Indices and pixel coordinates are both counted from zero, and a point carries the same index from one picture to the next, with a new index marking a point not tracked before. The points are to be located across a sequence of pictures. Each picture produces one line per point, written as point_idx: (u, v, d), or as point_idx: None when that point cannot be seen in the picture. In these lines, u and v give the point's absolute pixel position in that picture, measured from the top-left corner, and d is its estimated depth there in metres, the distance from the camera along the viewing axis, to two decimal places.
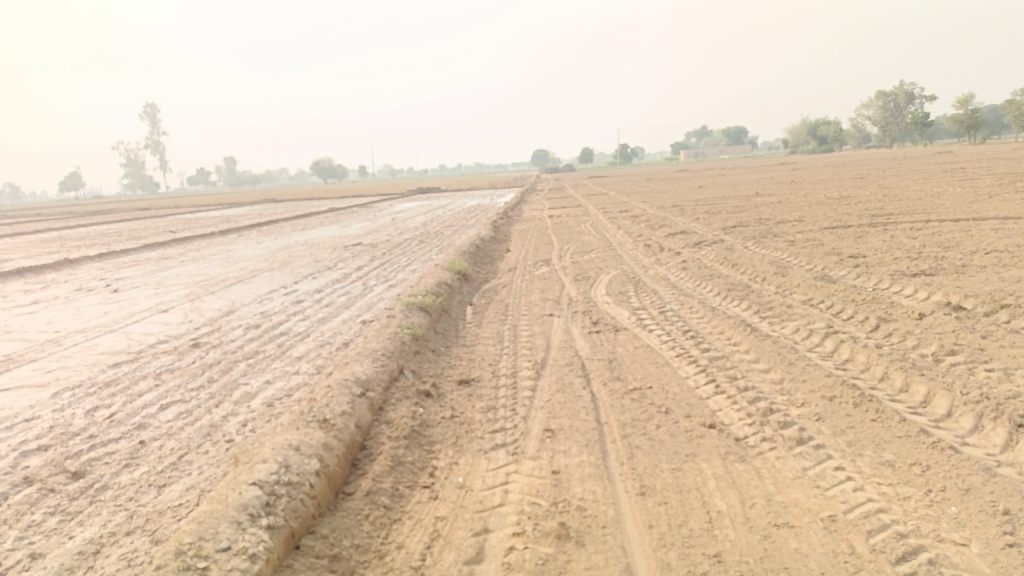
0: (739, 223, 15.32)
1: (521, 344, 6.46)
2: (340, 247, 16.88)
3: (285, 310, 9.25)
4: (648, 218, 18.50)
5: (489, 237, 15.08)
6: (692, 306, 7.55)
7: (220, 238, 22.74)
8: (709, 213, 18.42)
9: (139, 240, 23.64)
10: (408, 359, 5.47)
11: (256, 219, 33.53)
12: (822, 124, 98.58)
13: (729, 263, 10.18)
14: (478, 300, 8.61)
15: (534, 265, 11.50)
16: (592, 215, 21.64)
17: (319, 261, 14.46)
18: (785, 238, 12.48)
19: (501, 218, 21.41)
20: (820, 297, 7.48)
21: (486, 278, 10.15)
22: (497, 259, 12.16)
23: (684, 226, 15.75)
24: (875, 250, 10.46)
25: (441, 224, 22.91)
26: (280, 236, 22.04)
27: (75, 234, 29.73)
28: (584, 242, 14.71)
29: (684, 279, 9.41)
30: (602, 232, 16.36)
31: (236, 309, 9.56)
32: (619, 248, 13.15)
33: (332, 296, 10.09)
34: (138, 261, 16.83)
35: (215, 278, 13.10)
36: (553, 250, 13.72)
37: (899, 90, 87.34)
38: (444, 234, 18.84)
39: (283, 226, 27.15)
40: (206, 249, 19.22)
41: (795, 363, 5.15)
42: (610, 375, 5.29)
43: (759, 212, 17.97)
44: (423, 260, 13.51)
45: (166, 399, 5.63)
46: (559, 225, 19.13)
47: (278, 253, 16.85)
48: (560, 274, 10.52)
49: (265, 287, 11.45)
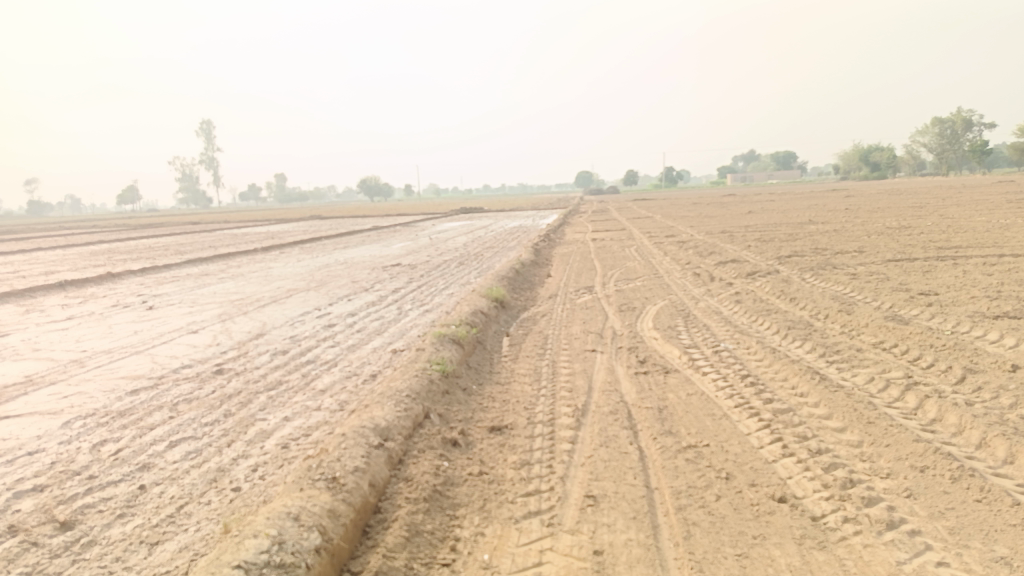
0: (794, 253, 14.54)
1: (561, 384, 5.92)
2: (378, 268, 16.56)
3: (315, 335, 8.88)
4: (696, 245, 17.82)
5: (530, 261, 14.58)
6: (749, 345, 6.92)
7: (262, 255, 22.75)
8: (760, 241, 17.62)
9: (182, 255, 23.78)
10: (437, 402, 4.98)
11: (300, 236, 33.61)
12: (875, 151, 96.10)
13: (786, 297, 9.50)
14: (517, 331, 8.10)
15: (577, 293, 10.95)
16: (636, 240, 20.99)
17: (356, 282, 14.13)
18: (845, 271, 11.70)
19: (543, 241, 20.91)
20: (892, 341, 6.78)
21: (525, 306, 9.63)
22: (537, 286, 11.65)
23: (734, 254, 15.02)
24: (946, 287, 9.66)
25: (483, 245, 22.54)
26: (320, 254, 21.88)
27: (123, 247, 30.11)
28: (629, 269, 14.11)
29: (738, 314, 8.76)
30: (648, 259, 15.72)
31: (266, 332, 9.22)
32: (666, 276, 12.53)
33: (365, 321, 9.69)
34: (177, 277, 16.77)
35: (250, 297, 12.87)
36: (596, 276, 13.15)
37: (957, 116, 84.67)
38: (485, 257, 18.40)
39: (324, 243, 27.14)
40: (246, 266, 19.11)
41: (874, 423, 4.52)
42: (661, 427, 4.72)
43: (814, 240, 17.16)
44: (462, 283, 13.06)
45: (176, 435, 5.25)
46: (603, 250, 18.53)
47: (317, 272, 16.61)
48: (604, 304, 9.96)
49: (298, 308, 11.12)
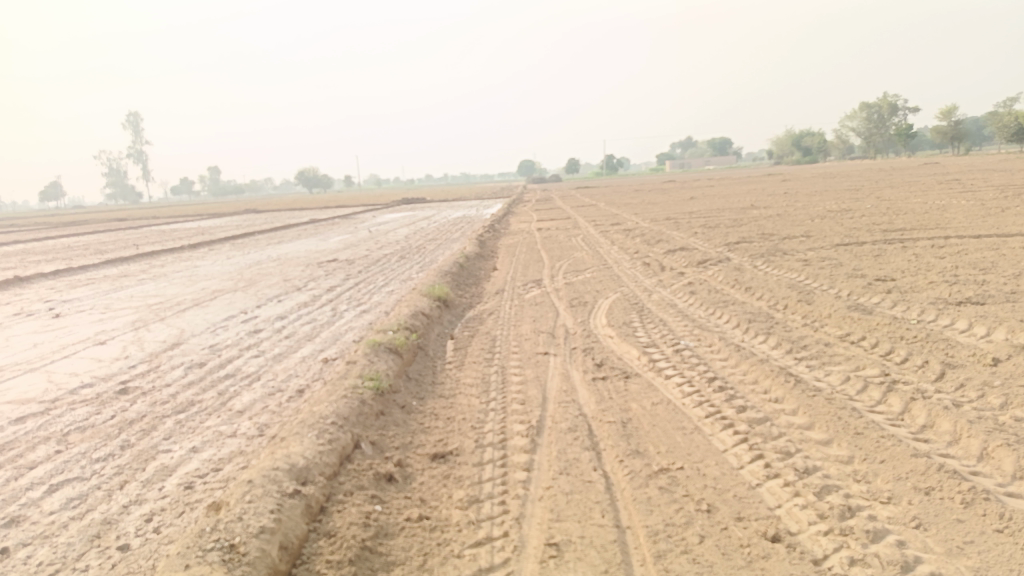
0: (743, 239, 14.23)
1: (511, 395, 5.29)
2: (314, 264, 15.63)
3: (239, 343, 8.05)
4: (643, 233, 17.44)
5: (474, 253, 13.91)
6: (711, 342, 6.41)
7: (189, 253, 21.46)
8: (708, 227, 17.35)
9: (101, 255, 22.24)
10: (369, 428, 4.30)
11: (233, 231, 32.13)
12: (807, 136, 98.43)
13: (742, 288, 9.09)
14: (461, 333, 7.43)
15: (524, 288, 10.33)
16: (582, 229, 20.52)
17: (288, 281, 13.22)
18: (796, 257, 11.40)
19: (487, 231, 20.23)
20: (860, 333, 6.38)
21: (469, 304, 8.96)
22: (482, 280, 11.01)
23: (683, 241, 14.64)
24: (901, 272, 9.41)
25: (424, 237, 21.74)
26: (253, 251, 20.74)
27: (39, 248, 28.18)
28: (577, 259, 13.58)
29: (695, 307, 8.28)
30: (595, 249, 15.23)
31: (183, 341, 8.32)
32: (616, 267, 12.04)
33: (295, 325, 8.88)
34: (92, 280, 15.49)
35: (170, 300, 11.85)
36: (544, 269, 12.58)
37: (883, 101, 87.25)
38: (426, 250, 17.63)
39: (257, 239, 25.87)
40: (171, 265, 17.89)
41: (863, 435, 4.04)
42: (627, 446, 4.14)
43: (760, 225, 16.97)
44: (402, 279, 12.30)
45: (59, 475, 4.43)
46: (549, 239, 18.00)
47: (246, 270, 15.59)
48: (553, 298, 9.40)
49: (222, 312, 10.21)
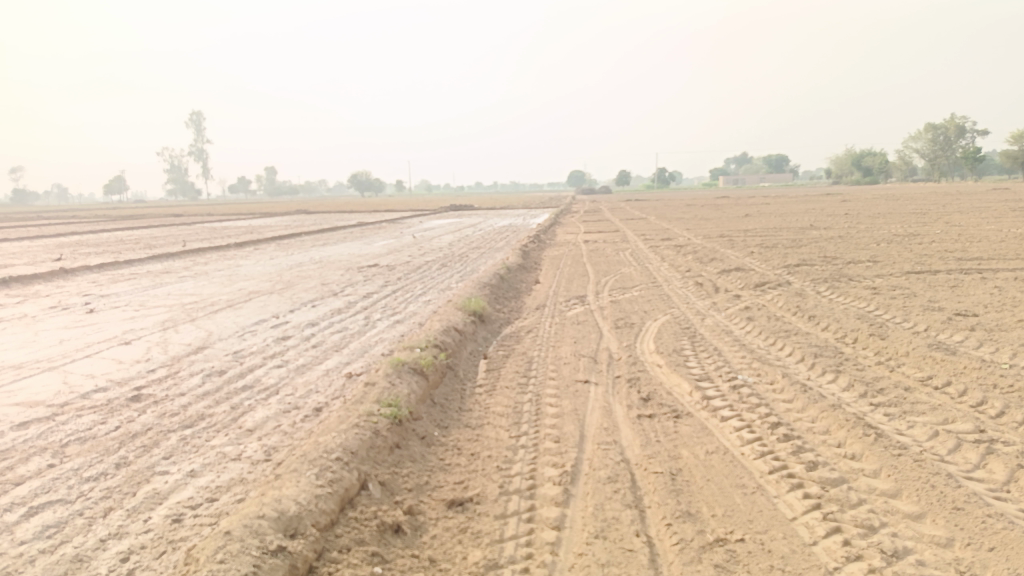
0: (802, 262, 13.40)
1: (545, 430, 4.73)
2: (354, 268, 15.32)
3: (264, 350, 7.66)
4: (695, 250, 16.69)
5: (517, 264, 13.40)
6: (773, 378, 5.74)
7: (233, 251, 21.44)
8: (763, 247, 16.51)
9: (149, 250, 22.43)
10: (380, 466, 3.78)
11: (281, 231, 32.26)
12: (868, 155, 95.48)
13: (803, 316, 8.36)
14: (496, 352, 6.89)
15: (567, 304, 9.75)
16: (630, 243, 19.83)
17: (326, 285, 12.91)
18: (863, 284, 10.58)
19: (532, 242, 19.70)
20: (945, 377, 5.64)
21: (507, 320, 8.41)
22: (523, 294, 10.49)
23: (738, 261, 13.87)
24: (983, 306, 8.56)
25: (469, 245, 21.35)
26: (296, 252, 20.59)
27: (93, 240, 28.66)
28: (624, 276, 12.93)
29: (753, 335, 7.58)
30: (644, 265, 14.57)
31: (208, 346, 7.98)
32: (666, 286, 11.38)
33: (325, 333, 8.48)
34: (134, 275, 15.44)
35: (205, 300, 11.60)
36: (589, 284, 11.98)
37: (950, 122, 84.09)
38: (469, 258, 17.18)
39: (303, 240, 25.85)
40: (214, 263, 17.79)
41: (965, 511, 3.35)
42: (675, 506, 3.54)
43: (820, 248, 16.07)
44: (441, 289, 11.84)
45: (43, 496, 4.03)
46: (595, 253, 17.38)
47: (287, 272, 15.36)
48: (597, 318, 8.81)
49: (254, 316, 9.88)
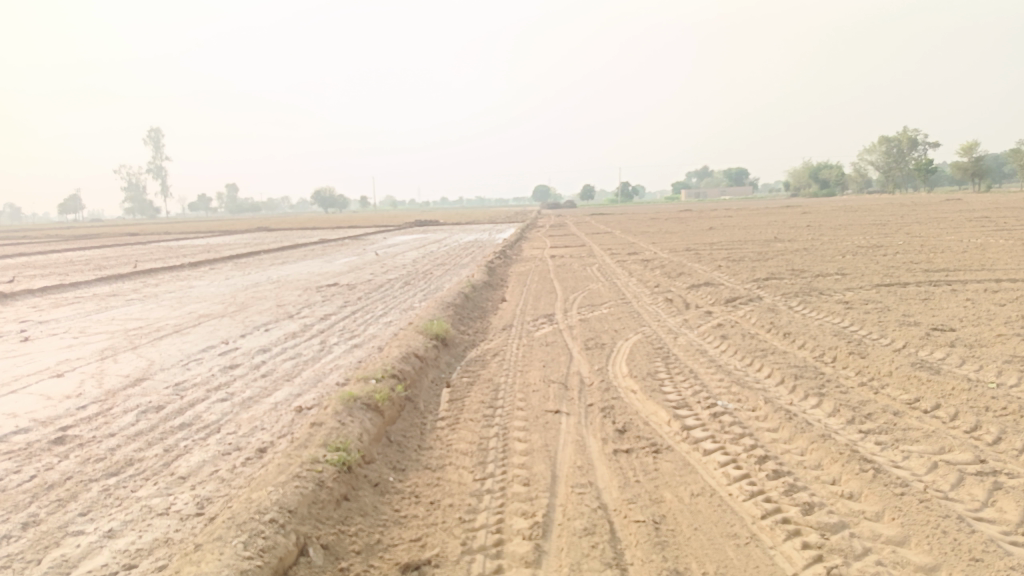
0: (771, 275, 13.18)
1: (512, 471, 4.28)
2: (312, 288, 14.70)
3: (208, 381, 7.10)
4: (663, 264, 16.44)
5: (482, 282, 12.96)
6: (755, 404, 5.37)
7: (187, 271, 20.62)
8: (731, 261, 16.31)
9: (98, 271, 21.46)
10: (324, 525, 3.30)
11: (240, 249, 31.35)
12: (826, 168, 97.34)
13: (779, 333, 8.08)
14: (459, 380, 6.43)
15: (534, 324, 9.32)
16: (597, 258, 19.50)
17: (282, 306, 12.32)
18: (835, 298, 10.35)
19: (498, 258, 19.27)
20: (934, 399, 5.35)
21: (471, 343, 7.95)
22: (489, 313, 10.05)
23: (707, 276, 13.60)
24: (959, 320, 8.37)
25: (433, 262, 20.85)
26: (253, 271, 19.85)
27: (39, 261, 27.42)
28: (592, 292, 12.57)
29: (729, 355, 7.23)
30: (612, 280, 14.22)
31: (147, 378, 7.37)
32: (636, 302, 11.05)
33: (277, 360, 7.94)
34: (78, 299, 14.62)
35: (151, 325, 10.93)
36: (557, 301, 11.60)
37: (903, 135, 86.20)
38: (432, 276, 16.68)
39: (261, 259, 25.06)
40: (165, 285, 17.00)
41: (983, 562, 3.00)
42: (661, 563, 3.12)
43: (788, 261, 15.94)
44: (402, 309, 11.33)
45: None
46: (562, 269, 17.01)
47: (242, 293, 14.69)
48: (566, 338, 8.42)
49: (201, 342, 9.26)
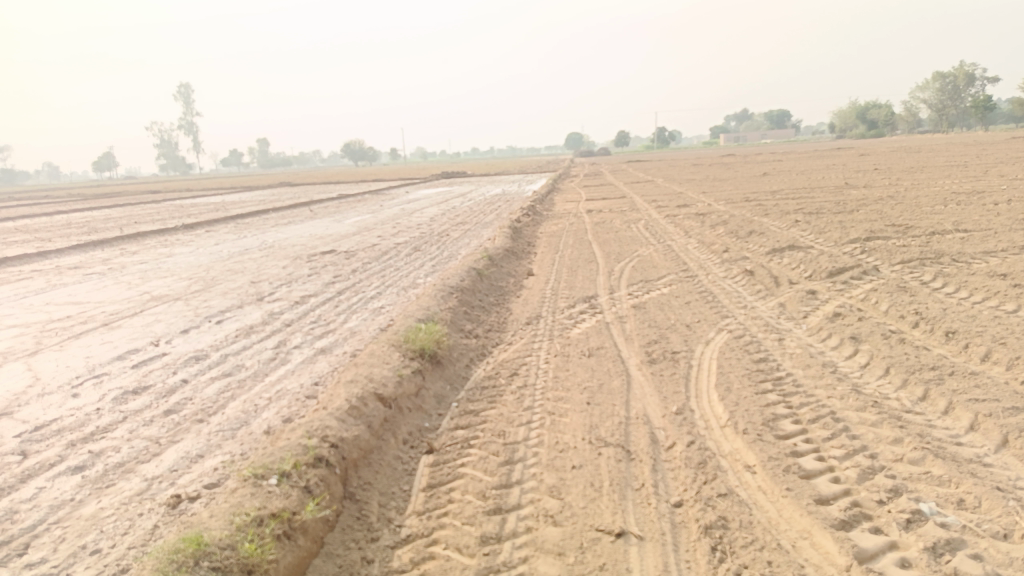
0: (872, 235, 10.34)
1: None
2: (303, 257, 12.29)
3: (82, 425, 4.72)
4: (723, 220, 13.68)
5: (505, 249, 10.41)
6: (1007, 523, 2.80)
7: (177, 235, 18.31)
8: (808, 216, 13.40)
9: (80, 237, 19.25)
10: None
11: (252, 207, 29.12)
12: (874, 107, 91.54)
13: (937, 332, 5.43)
14: (450, 434, 3.95)
15: (571, 317, 6.74)
16: (641, 212, 16.74)
17: (255, 283, 9.90)
18: (980, 269, 7.58)
19: (525, 215, 16.58)
20: None
21: (478, 354, 5.43)
22: (509, 299, 7.53)
23: (787, 236, 10.84)
24: None
25: (454, 220, 18.28)
26: (249, 234, 17.52)
27: (30, 224, 25.32)
28: (644, 261, 9.92)
29: (879, 380, 4.60)
30: (665, 243, 11.55)
31: (4, 414, 5.01)
32: (703, 277, 8.41)
33: (203, 381, 5.54)
34: (28, 274, 12.34)
35: (82, 313, 8.59)
36: (599, 274, 9.02)
37: (960, 70, 80.05)
38: (448, 239, 14.12)
39: (267, 218, 22.70)
40: (142, 253, 14.69)
41: None
42: None
43: (879, 214, 13.02)
44: (401, 289, 8.85)
45: None
46: (601, 227, 14.30)
47: (220, 263, 12.31)
48: (617, 339, 5.86)
49: (126, 345, 6.90)
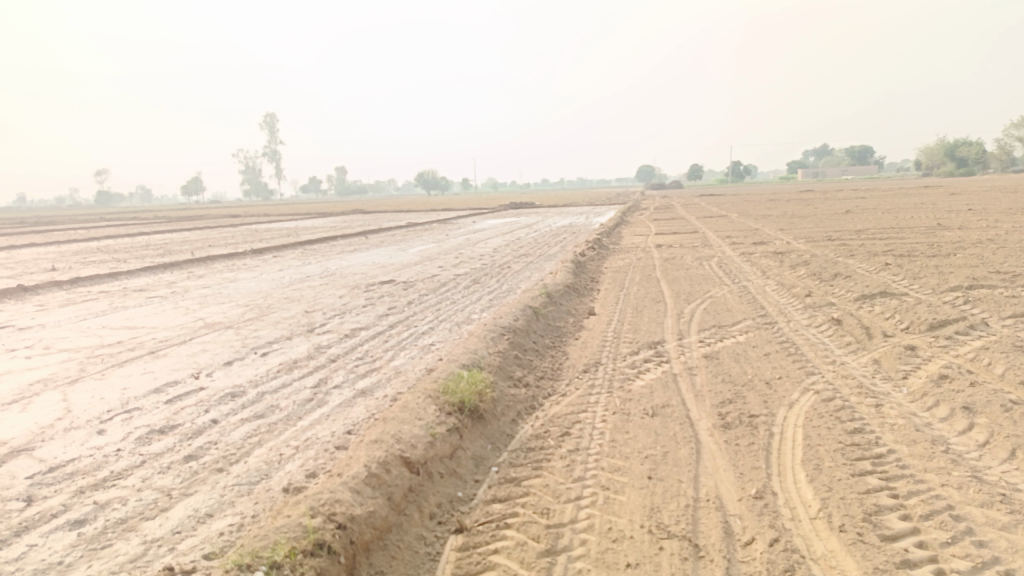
0: (974, 283, 9.33)
1: None
2: (361, 286, 12.05)
3: (97, 467, 4.39)
4: (802, 261, 12.78)
5: (567, 286, 9.87)
6: None
7: (245, 260, 18.51)
8: (899, 259, 12.36)
9: (154, 259, 19.71)
10: None
11: (321, 234, 29.53)
12: (964, 144, 87.35)
13: None
14: (484, 508, 3.40)
15: (633, 366, 6.12)
16: (714, 249, 15.94)
17: (308, 313, 9.63)
18: None
19: (591, 249, 15.99)
20: None
21: (528, 407, 4.88)
22: (567, 342, 6.97)
23: (877, 282, 9.91)
24: None
25: (518, 253, 17.86)
26: (313, 261, 17.52)
27: (111, 245, 26.25)
28: (716, 303, 9.20)
29: (1005, 464, 3.82)
30: (740, 283, 10.77)
31: (23, 451, 4.74)
32: (783, 324, 7.64)
33: (233, 422, 5.17)
34: (95, 296, 12.48)
35: (134, 339, 8.46)
36: (667, 317, 8.36)
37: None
38: (509, 272, 13.66)
39: (334, 245, 22.83)
40: (207, 278, 14.79)
41: None
42: None
43: (980, 260, 11.88)
44: (455, 325, 8.41)
45: None
46: (671, 264, 13.59)
47: (279, 290, 12.19)
48: (686, 396, 5.22)
49: (166, 376, 6.64)
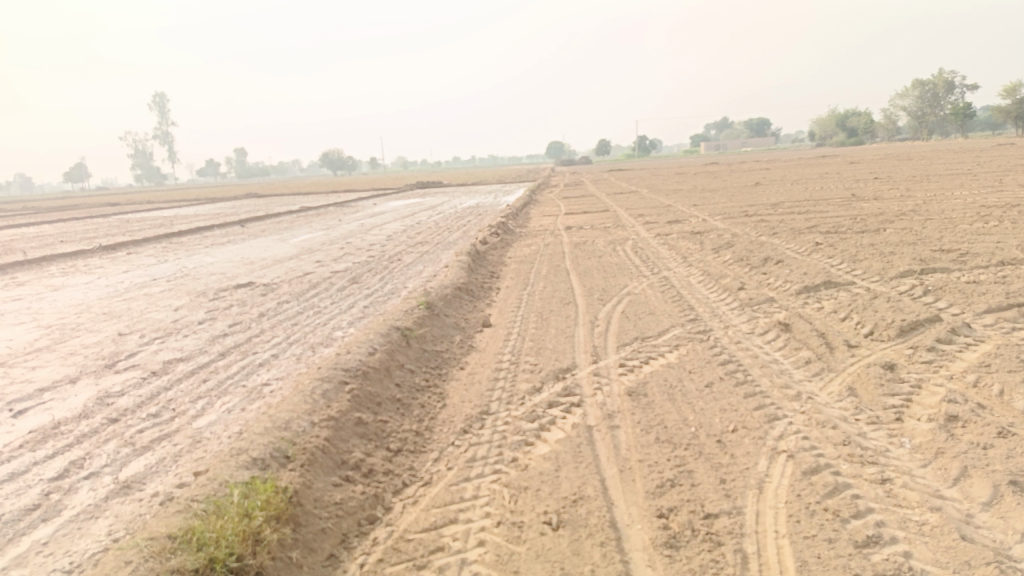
0: (924, 267, 8.06)
1: None
2: (209, 293, 9.81)
3: None
4: (725, 242, 11.37)
5: (456, 288, 8.02)
6: None
7: (89, 259, 15.69)
8: (829, 237, 11.14)
9: None
10: None
11: (198, 222, 26.48)
12: (855, 115, 90.46)
13: None
14: None
15: (532, 414, 4.36)
16: (627, 230, 14.43)
17: (119, 338, 7.41)
18: None
19: (493, 234, 14.15)
20: None
21: (358, 525, 3.03)
22: (444, 377, 5.14)
23: (815, 268, 8.53)
24: None
25: (413, 241, 15.82)
26: (172, 258, 14.96)
27: None
28: (636, 303, 7.56)
29: None
30: (662, 274, 9.21)
31: None
32: (721, 334, 6.06)
33: None
34: None
35: None
36: (578, 326, 6.64)
37: (941, 76, 78.94)
38: (396, 267, 11.67)
39: (205, 237, 20.08)
40: (26, 286, 12.07)
41: None
42: None
43: (914, 236, 10.75)
44: (307, 351, 6.44)
45: None
46: (581, 250, 11.95)
47: (102, 302, 9.77)
48: (606, 475, 3.48)
49: None
